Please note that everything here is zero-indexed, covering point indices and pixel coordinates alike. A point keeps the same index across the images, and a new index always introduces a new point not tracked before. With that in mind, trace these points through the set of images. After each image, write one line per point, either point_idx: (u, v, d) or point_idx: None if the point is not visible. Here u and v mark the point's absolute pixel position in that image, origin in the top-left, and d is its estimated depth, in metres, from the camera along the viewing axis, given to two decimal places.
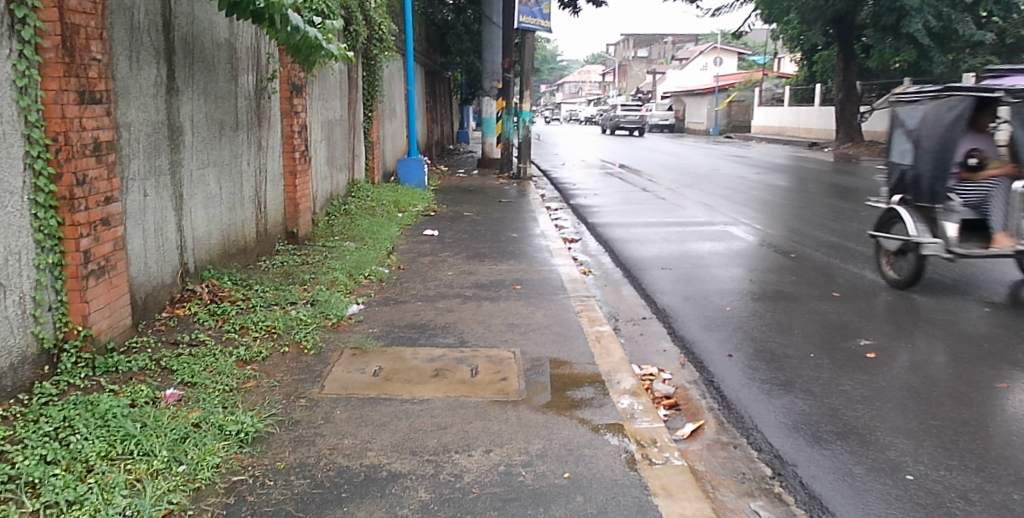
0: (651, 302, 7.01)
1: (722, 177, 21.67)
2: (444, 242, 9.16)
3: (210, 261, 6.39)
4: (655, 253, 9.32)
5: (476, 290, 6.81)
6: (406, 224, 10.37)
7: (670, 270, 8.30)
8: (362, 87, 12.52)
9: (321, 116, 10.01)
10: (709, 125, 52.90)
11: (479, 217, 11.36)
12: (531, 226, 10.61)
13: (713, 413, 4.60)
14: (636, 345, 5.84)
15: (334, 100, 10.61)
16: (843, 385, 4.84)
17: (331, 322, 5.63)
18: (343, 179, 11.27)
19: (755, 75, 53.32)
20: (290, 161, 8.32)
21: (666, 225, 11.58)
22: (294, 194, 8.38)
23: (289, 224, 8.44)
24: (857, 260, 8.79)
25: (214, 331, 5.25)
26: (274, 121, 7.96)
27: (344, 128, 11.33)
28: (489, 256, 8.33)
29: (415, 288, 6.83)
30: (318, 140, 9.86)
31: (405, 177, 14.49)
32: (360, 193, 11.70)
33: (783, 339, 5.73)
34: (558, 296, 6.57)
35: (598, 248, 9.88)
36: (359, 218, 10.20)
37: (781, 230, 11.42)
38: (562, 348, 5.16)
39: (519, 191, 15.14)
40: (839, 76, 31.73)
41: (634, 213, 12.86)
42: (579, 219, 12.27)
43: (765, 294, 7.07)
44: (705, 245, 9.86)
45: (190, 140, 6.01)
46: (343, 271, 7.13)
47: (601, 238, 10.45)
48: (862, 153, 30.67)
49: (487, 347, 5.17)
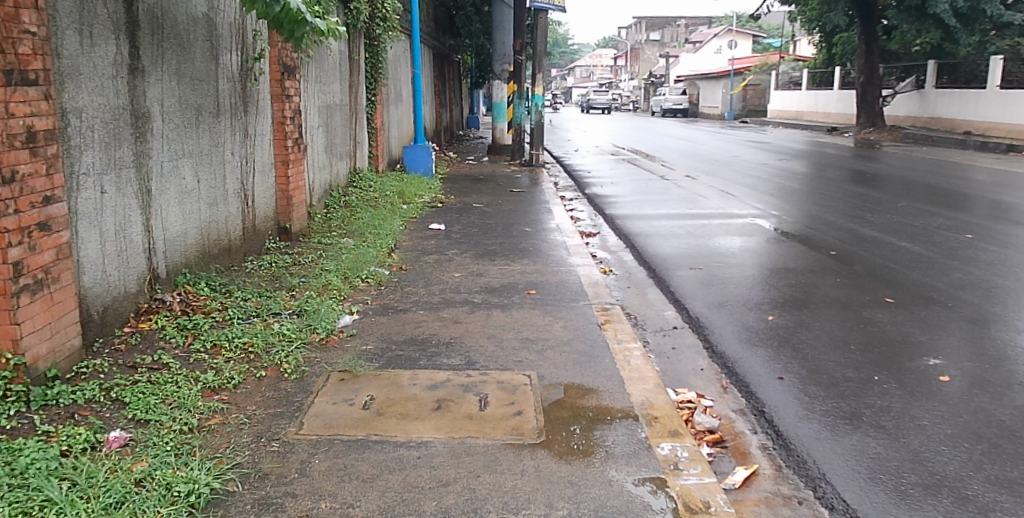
0: (682, 308, 6.25)
1: (743, 163, 20.78)
2: (451, 238, 8.41)
3: (186, 264, 5.69)
4: (682, 250, 8.53)
5: (485, 295, 6.06)
6: (411, 217, 9.63)
7: (699, 269, 7.54)
8: (365, 70, 11.76)
9: (319, 100, 9.26)
10: (724, 109, 51.81)
11: (490, 209, 10.60)
12: (546, 219, 9.85)
13: (768, 454, 3.86)
14: (669, 363, 5.08)
15: (332, 83, 9.84)
16: (920, 420, 4.07)
17: (319, 336, 4.89)
18: (344, 168, 10.54)
19: (772, 58, 52.15)
20: (282, 150, 7.60)
21: (690, 217, 10.78)
22: (287, 186, 7.66)
23: (282, 220, 7.73)
24: (904, 259, 7.98)
25: (181, 350, 4.54)
26: (263, 106, 7.22)
27: (345, 113, 10.57)
28: (500, 255, 7.58)
29: (417, 293, 6.08)
30: (314, 127, 9.13)
31: (412, 164, 13.75)
32: (363, 183, 10.97)
33: (841, 358, 4.96)
34: (578, 304, 5.82)
35: (618, 244, 9.11)
36: (361, 211, 9.47)
37: (815, 223, 10.60)
38: (586, 372, 4.41)
39: (531, 180, 14.36)
40: (861, 58, 30.62)
41: (655, 203, 12.06)
42: (597, 211, 11.50)
43: (810, 301, 6.29)
44: (735, 240, 9.06)
45: (158, 128, 5.28)
46: (337, 274, 6.40)
47: (621, 233, 9.68)
48: (886, 138, 29.67)
49: (499, 370, 4.43)
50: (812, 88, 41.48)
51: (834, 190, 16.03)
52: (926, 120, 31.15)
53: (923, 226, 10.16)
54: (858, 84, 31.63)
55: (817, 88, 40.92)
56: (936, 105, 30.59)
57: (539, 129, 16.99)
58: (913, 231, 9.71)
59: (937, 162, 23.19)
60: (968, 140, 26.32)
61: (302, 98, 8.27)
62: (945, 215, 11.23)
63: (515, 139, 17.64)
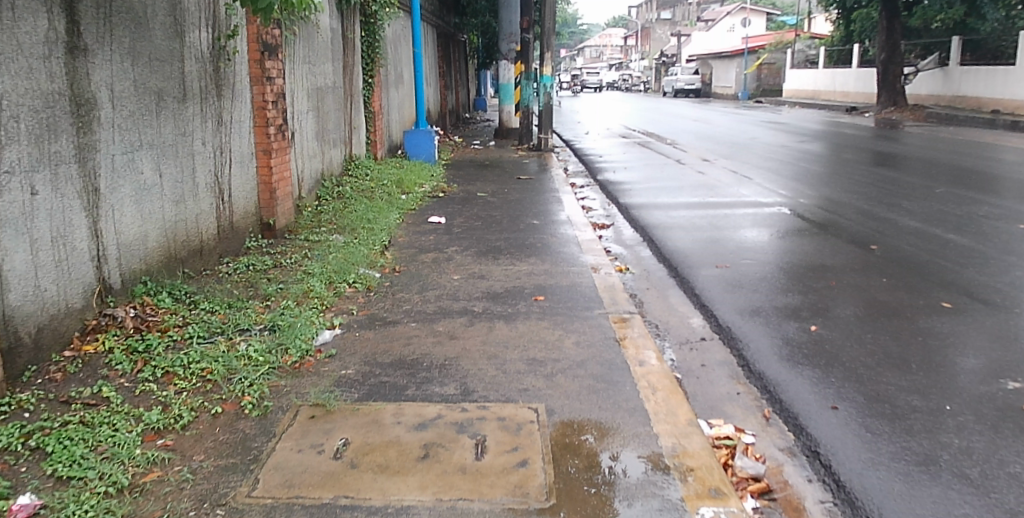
0: (710, 316, 5.53)
1: (760, 146, 19.93)
2: (452, 233, 7.70)
3: (147, 271, 5.00)
4: (704, 244, 7.79)
5: (487, 302, 5.36)
6: (409, 208, 8.92)
7: (726, 267, 6.80)
8: (361, 49, 11.01)
9: (308, 82, 8.54)
10: (737, 89, 50.69)
11: (495, 199, 9.87)
12: (555, 209, 9.12)
13: (828, 513, 3.16)
14: (699, 386, 4.38)
15: (323, 64, 9.12)
16: (1011, 468, 3.37)
17: (291, 357, 4.20)
18: (338, 156, 9.83)
19: (786, 36, 50.93)
20: (263, 138, 6.91)
21: (710, 206, 10.03)
22: (270, 178, 6.97)
23: (265, 215, 7.04)
24: (953, 255, 7.20)
25: (127, 380, 3.85)
26: (240, 90, 6.52)
27: (339, 96, 9.85)
28: (505, 253, 6.87)
29: (410, 301, 5.38)
30: (303, 112, 8.42)
31: (413, 150, 13.03)
32: (359, 171, 10.25)
33: (902, 381, 4.25)
34: (592, 313, 5.11)
35: (633, 237, 8.38)
36: (355, 202, 8.77)
37: (846, 211, 9.82)
38: (603, 404, 3.72)
39: (540, 166, 13.61)
40: (881, 35, 29.54)
41: (671, 190, 11.31)
42: (610, 200, 10.76)
43: (855, 307, 5.55)
44: (762, 232, 8.32)
45: (108, 115, 4.58)
46: (320, 278, 5.70)
47: (637, 224, 8.95)
48: (907, 118, 28.67)
49: (501, 402, 3.74)
50: (828, 66, 40.35)
51: (860, 174, 15.20)
52: (949, 99, 30.07)
53: (965, 214, 9.38)
54: (879, 62, 30.54)
55: (834, 67, 39.79)
56: (960, 83, 29.50)
57: (548, 111, 16.21)
58: (955, 221, 8.92)
59: (963, 142, 22.24)
60: (995, 119, 25.29)
61: (286, 80, 7.55)
62: (987, 201, 10.40)
63: (522, 122, 16.87)
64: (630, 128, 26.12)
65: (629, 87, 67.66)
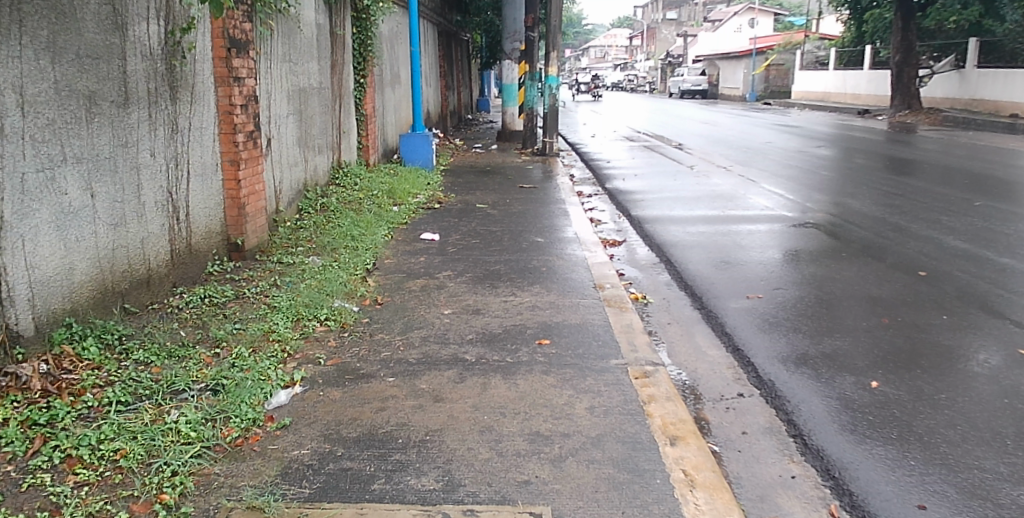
0: (747, 365, 4.66)
1: (776, 150, 19.03)
2: (446, 253, 6.84)
3: (73, 311, 4.16)
4: (729, 266, 6.91)
5: (482, 347, 4.49)
6: (399, 223, 8.07)
7: (758, 297, 5.93)
8: (351, 46, 10.16)
9: (287, 82, 7.68)
10: (746, 90, 49.76)
11: (495, 211, 9.01)
12: (561, 224, 8.26)
13: None
14: (743, 465, 3.52)
15: (306, 62, 8.27)
16: None
17: (232, 431, 3.36)
18: (324, 163, 8.97)
19: (796, 37, 49.95)
20: (230, 147, 6.07)
21: (732, 220, 9.16)
22: (238, 193, 6.13)
23: (232, 234, 6.20)
24: (1015, 283, 6.32)
25: (16, 468, 3.02)
26: (200, 92, 5.69)
27: (325, 98, 9.00)
28: (505, 279, 6.00)
29: (390, 345, 4.51)
30: (283, 115, 7.58)
31: (409, 155, 12.18)
32: (347, 179, 9.39)
33: (999, 467, 3.39)
34: (608, 364, 4.24)
35: (648, 257, 7.52)
36: (339, 216, 7.91)
37: (881, 224, 8.94)
38: (629, 510, 2.86)
39: (544, 172, 12.74)
40: (896, 36, 28.64)
41: (686, 201, 10.45)
42: (621, 212, 9.89)
43: (918, 355, 4.68)
44: (791, 252, 7.46)
45: (15, 125, 3.75)
46: (286, 314, 4.84)
47: (652, 241, 8.08)
48: (923, 121, 27.76)
49: (495, 503, 2.88)
50: (840, 68, 39.39)
51: (884, 181, 14.28)
52: (966, 102, 29.12)
53: (1015, 231, 8.48)
54: (893, 63, 29.61)
55: (845, 68, 38.84)
56: (977, 85, 28.57)
57: (553, 114, 15.32)
58: (1006, 239, 8.02)
59: (984, 147, 21.32)
60: (1015, 124, 24.35)
61: (259, 78, 6.71)
62: None
63: (526, 125, 16.00)
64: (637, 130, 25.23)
65: (635, 87, 66.73)
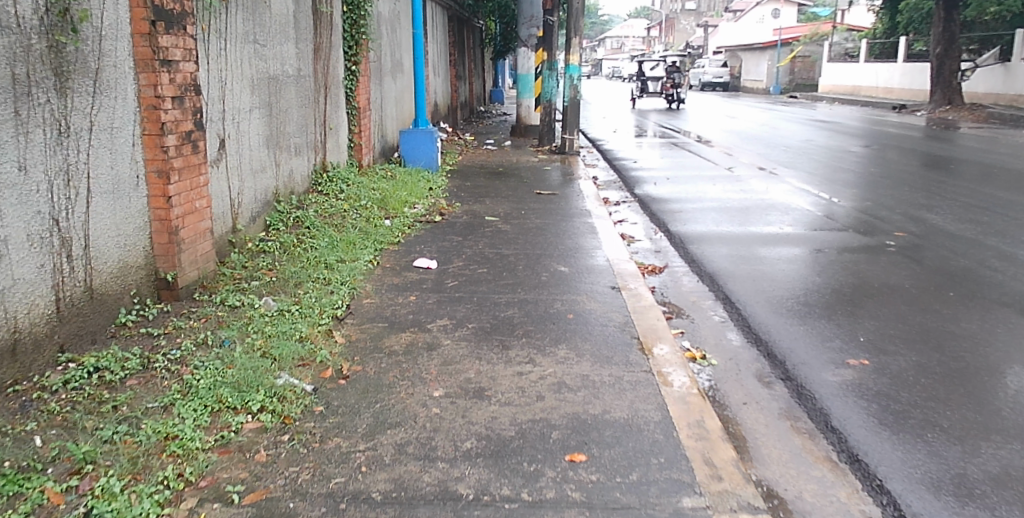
0: (880, 496, 3.15)
1: (816, 149, 17.36)
2: (444, 290, 5.33)
3: None
4: (806, 308, 5.38)
5: (484, 468, 2.99)
6: (388, 243, 6.58)
7: (861, 362, 4.40)
8: (341, 26, 8.62)
9: (251, 68, 6.17)
10: (770, 83, 47.91)
11: (508, 226, 7.48)
12: (589, 247, 6.73)
13: None
14: None
15: (278, 44, 6.75)
16: None
17: None
18: (303, 166, 7.48)
19: (823, 28, 48.07)
20: (156, 153, 4.58)
21: (793, 240, 7.58)
22: (168, 213, 4.66)
23: (162, 268, 4.72)
24: None
25: None
26: (109, 79, 4.21)
27: (305, 88, 7.48)
28: (520, 333, 4.50)
29: (346, 461, 3.03)
30: (245, 110, 6.07)
31: (410, 154, 10.69)
32: (333, 185, 7.90)
33: None
34: (678, 510, 2.73)
35: (699, 291, 5.98)
36: (314, 234, 6.42)
37: (977, 244, 7.33)
38: None
39: (565, 175, 11.20)
40: (937, 27, 26.87)
41: (734, 214, 8.87)
42: (657, 227, 8.33)
43: None
44: (881, 287, 5.89)
45: None
46: (201, 403, 3.37)
47: (701, 268, 6.55)
48: (965, 118, 25.98)
49: None
50: (872, 60, 37.47)
51: (949, 183, 12.59)
52: (1012, 98, 27.27)
53: None
54: (933, 57, 27.80)
55: (878, 61, 36.92)
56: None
57: (574, 108, 13.73)
58: None
59: None
60: None
61: (201, 62, 5.22)
62: None
63: (543, 120, 14.40)
64: (661, 124, 23.60)
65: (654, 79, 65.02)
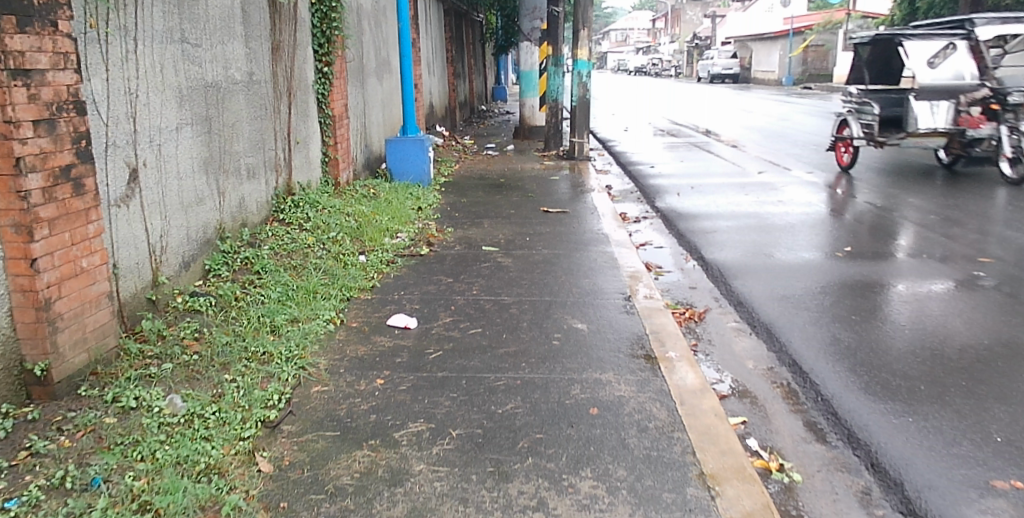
0: None
1: (848, 146, 15.89)
2: (422, 366, 4.03)
3: None
4: (903, 380, 4.04)
5: None
6: (357, 290, 5.27)
7: (1013, 486, 3.13)
8: (306, 20, 7.27)
9: (175, 74, 4.84)
10: (782, 75, 46.35)
11: (509, 260, 6.17)
12: (609, 289, 5.39)
13: None
14: None
15: (216, 42, 5.42)
16: None
17: None
18: (259, 191, 6.17)
19: (836, 15, 46.41)
20: (12, 201, 3.28)
21: (856, 268, 6.22)
22: (33, 285, 3.36)
23: (30, 358, 3.42)
24: None
25: None
26: None
27: (259, 97, 6.15)
28: (520, 446, 3.20)
29: None
30: (167, 128, 4.76)
31: (398, 166, 9.37)
32: (299, 212, 6.59)
33: None
34: None
35: (754, 352, 4.65)
36: (264, 282, 5.11)
37: None
38: None
39: (573, 186, 9.87)
40: (963, 12, 25.17)
41: (774, 233, 7.53)
42: (686, 253, 7.00)
43: None
44: (992, 342, 4.54)
45: None
46: None
47: (751, 316, 5.22)
48: None
49: None
50: None
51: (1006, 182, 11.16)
52: None
53: None
54: None
55: None
56: None
57: (583, 109, 12.35)
58: None
59: None
60: None
61: (85, 69, 3.94)
62: None
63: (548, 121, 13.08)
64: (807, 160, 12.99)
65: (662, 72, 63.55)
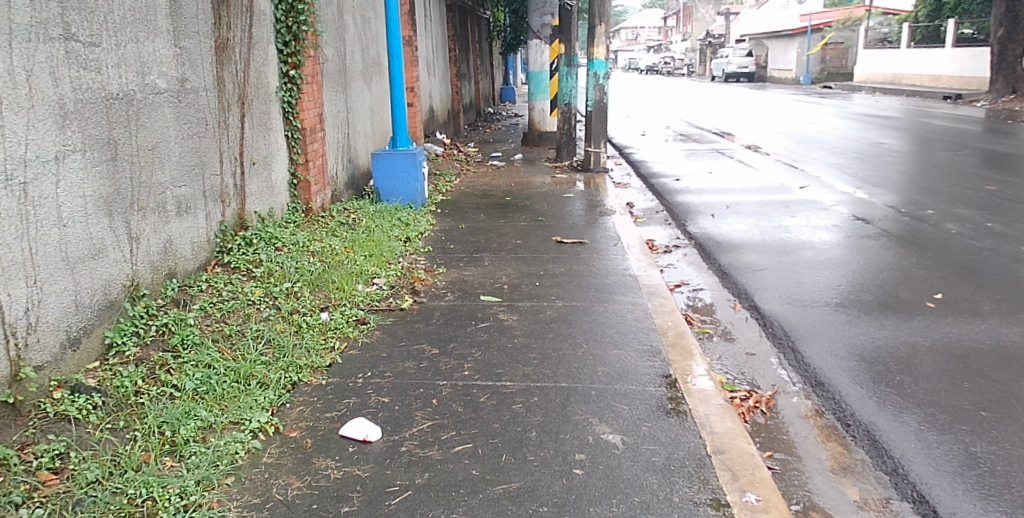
0: None
1: (890, 152, 14.44)
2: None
3: None
4: None
5: None
6: (307, 370, 3.92)
7: None
8: (265, 12, 5.95)
9: (48, 84, 3.49)
10: (800, 73, 44.72)
11: (512, 316, 4.82)
12: (646, 368, 4.02)
13: None
14: None
15: (123, 41, 4.09)
16: None
17: None
18: (194, 230, 4.83)
19: (856, 11, 44.69)
20: None
21: (961, 327, 4.85)
22: None
23: None
24: None
25: None
26: None
27: (193, 109, 4.82)
28: None
29: None
30: (39, 158, 3.43)
31: (386, 186, 8.04)
32: (250, 254, 5.25)
33: None
34: None
35: (859, 476, 3.30)
36: (180, 365, 3.77)
37: None
38: None
39: (589, 206, 8.51)
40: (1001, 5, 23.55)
41: (839, 271, 6.18)
42: (735, 299, 5.65)
43: None
44: None
45: None
46: None
47: (842, 409, 3.85)
48: None
49: None
50: (913, 46, 34.28)
51: None
52: None
53: None
54: (994, 40, 24.47)
55: (921, 46, 33.72)
56: None
57: (599, 115, 10.96)
58: None
59: None
60: None
61: None
62: None
63: (560, 128, 11.85)
64: (863, 175, 11.46)
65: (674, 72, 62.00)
